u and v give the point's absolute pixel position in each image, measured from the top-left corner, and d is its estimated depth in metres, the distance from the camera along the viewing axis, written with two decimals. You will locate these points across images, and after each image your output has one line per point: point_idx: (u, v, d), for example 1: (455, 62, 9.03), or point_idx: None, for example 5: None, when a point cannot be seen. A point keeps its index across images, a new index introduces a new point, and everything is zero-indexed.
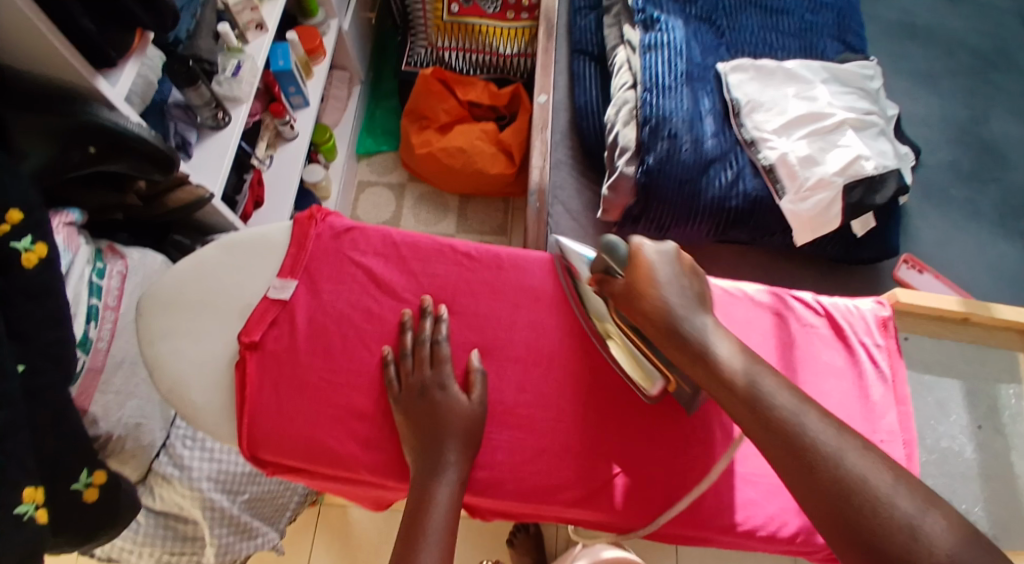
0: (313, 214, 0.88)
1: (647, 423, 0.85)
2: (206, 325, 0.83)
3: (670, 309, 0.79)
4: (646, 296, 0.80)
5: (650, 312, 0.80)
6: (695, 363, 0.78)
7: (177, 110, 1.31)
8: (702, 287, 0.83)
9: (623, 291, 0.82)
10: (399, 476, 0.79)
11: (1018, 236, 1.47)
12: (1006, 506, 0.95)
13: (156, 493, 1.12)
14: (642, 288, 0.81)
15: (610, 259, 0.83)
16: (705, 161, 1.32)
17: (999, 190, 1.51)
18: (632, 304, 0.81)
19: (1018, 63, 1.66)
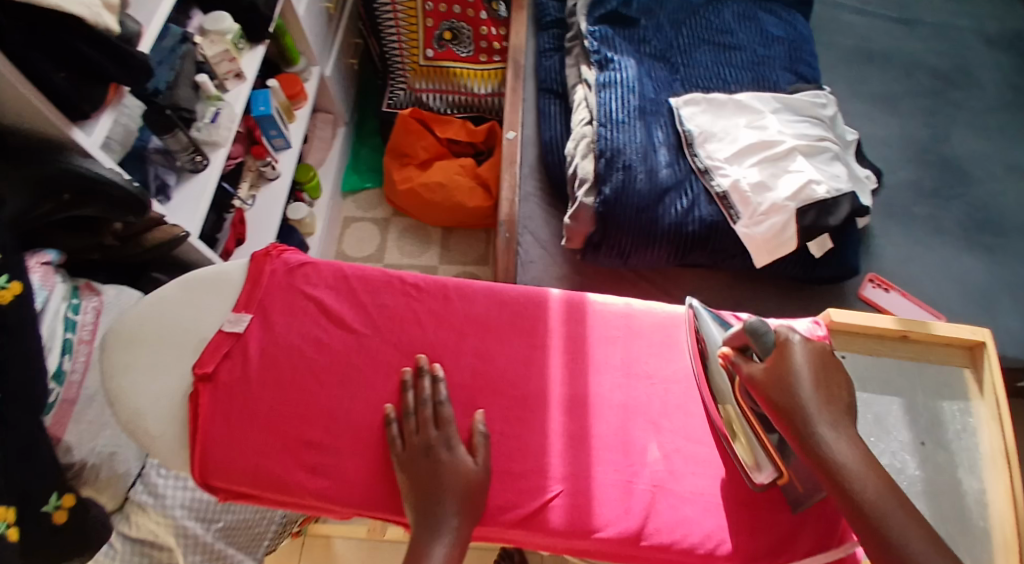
0: (268, 251, 0.93)
1: (738, 484, 0.85)
2: (163, 357, 0.88)
3: (806, 412, 0.77)
4: (784, 394, 0.78)
5: (787, 410, 0.78)
6: (819, 468, 0.76)
7: (157, 155, 1.35)
8: (847, 390, 0.79)
9: (761, 381, 0.80)
10: (344, 500, 0.82)
11: (983, 249, 1.49)
12: (955, 521, 0.93)
13: (132, 521, 1.17)
14: (781, 384, 0.79)
15: (752, 341, 0.81)
16: (660, 190, 1.37)
17: (962, 206, 1.54)
18: (766, 396, 0.79)
19: (977, 81, 1.70)
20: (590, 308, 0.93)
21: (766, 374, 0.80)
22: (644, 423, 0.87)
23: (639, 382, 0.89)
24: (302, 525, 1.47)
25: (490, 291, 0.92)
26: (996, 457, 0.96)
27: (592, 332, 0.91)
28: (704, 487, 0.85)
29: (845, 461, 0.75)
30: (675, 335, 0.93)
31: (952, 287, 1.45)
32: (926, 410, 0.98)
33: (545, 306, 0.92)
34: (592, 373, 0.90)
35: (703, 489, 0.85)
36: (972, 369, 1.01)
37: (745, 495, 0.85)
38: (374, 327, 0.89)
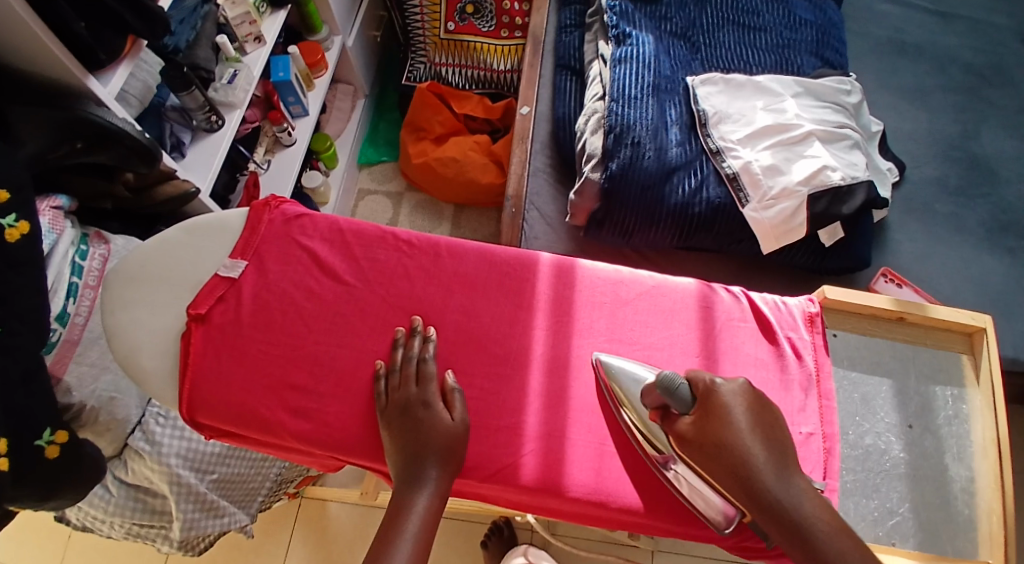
0: (268, 201, 0.94)
1: None
2: (160, 297, 0.89)
3: (753, 459, 0.75)
4: (721, 441, 0.76)
5: (727, 457, 0.75)
6: (771, 519, 0.74)
7: (173, 113, 1.31)
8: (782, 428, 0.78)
9: (692, 433, 0.78)
10: (324, 446, 0.84)
11: (1003, 249, 1.46)
12: (937, 510, 0.92)
13: (129, 466, 1.21)
14: (715, 431, 0.77)
15: (669, 398, 0.80)
16: (669, 168, 1.36)
17: (987, 206, 1.50)
18: (705, 448, 0.77)
19: (1014, 78, 1.65)
20: (580, 272, 0.93)
21: (704, 419, 0.78)
22: None
23: (622, 348, 0.89)
24: (298, 486, 1.49)
25: (481, 250, 0.93)
26: (987, 447, 0.95)
27: (580, 296, 0.92)
28: None
29: (802, 507, 0.73)
30: (662, 303, 0.92)
31: (969, 285, 1.41)
32: (917, 396, 0.97)
33: (536, 268, 0.92)
34: (578, 336, 0.90)
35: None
36: (970, 355, 0.99)
37: None
38: (366, 279, 0.90)
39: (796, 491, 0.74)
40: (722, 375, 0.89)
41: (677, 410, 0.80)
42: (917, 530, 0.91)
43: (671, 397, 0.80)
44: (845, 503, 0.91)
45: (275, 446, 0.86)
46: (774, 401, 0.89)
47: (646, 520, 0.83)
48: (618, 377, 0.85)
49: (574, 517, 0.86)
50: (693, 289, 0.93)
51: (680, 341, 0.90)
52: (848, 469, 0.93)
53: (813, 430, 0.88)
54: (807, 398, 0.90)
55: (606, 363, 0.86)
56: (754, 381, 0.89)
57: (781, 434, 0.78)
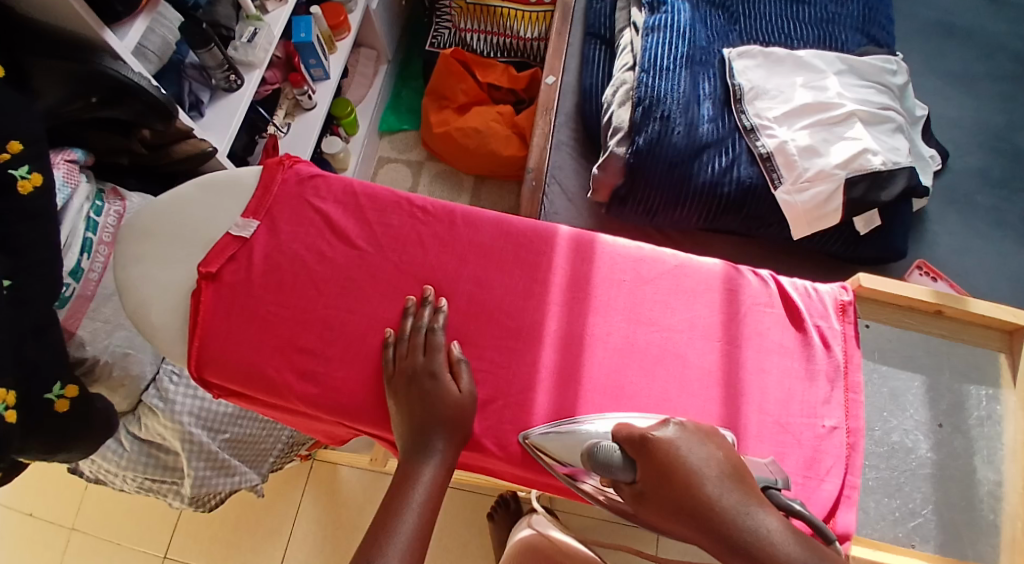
0: (282, 160, 0.91)
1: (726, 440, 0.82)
2: (171, 253, 0.88)
3: (707, 508, 0.64)
4: (679, 499, 0.66)
5: (690, 517, 0.65)
6: None
7: (192, 71, 1.29)
8: (741, 465, 0.68)
9: (650, 498, 0.68)
10: (331, 412, 0.82)
11: None
12: (961, 511, 0.88)
13: (142, 422, 1.22)
14: (670, 488, 0.67)
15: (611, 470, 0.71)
16: (699, 145, 1.32)
17: None
18: (662, 511, 0.67)
19: None
20: (600, 247, 0.90)
21: (650, 476, 0.68)
22: (641, 368, 0.84)
23: (641, 328, 0.86)
24: (310, 448, 1.49)
25: (499, 221, 0.90)
26: (1018, 449, 0.90)
27: (599, 273, 0.88)
28: None
29: (787, 549, 0.62)
30: (684, 284, 0.88)
31: (1007, 281, 1.35)
32: (948, 393, 0.93)
33: (554, 242, 0.90)
34: (595, 313, 0.87)
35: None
36: (1008, 354, 0.94)
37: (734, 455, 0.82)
38: (379, 245, 0.88)
39: (762, 530, 0.63)
40: (744, 361, 0.86)
41: (622, 472, 0.71)
42: (937, 533, 0.88)
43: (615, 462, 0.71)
44: (865, 502, 0.88)
45: (282, 409, 0.85)
46: (795, 391, 0.85)
47: None
48: (552, 448, 0.78)
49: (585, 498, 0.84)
50: (717, 271, 0.89)
51: (700, 323, 0.87)
52: (872, 466, 0.90)
53: (836, 422, 0.85)
54: (832, 390, 0.86)
55: (534, 436, 0.79)
56: (776, 369, 0.86)
57: (739, 471, 0.68)
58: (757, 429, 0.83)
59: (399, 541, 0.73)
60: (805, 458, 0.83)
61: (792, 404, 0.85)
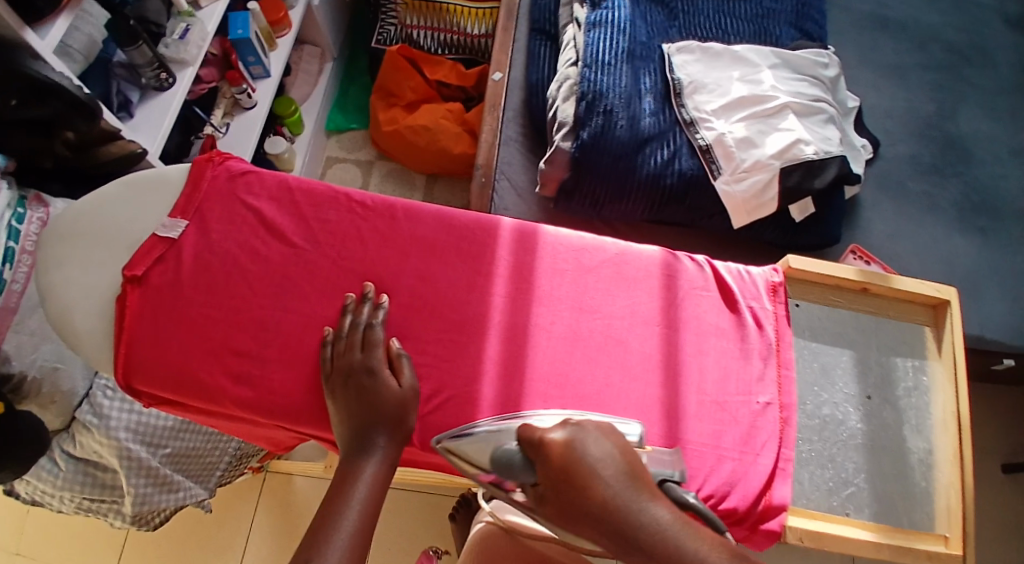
0: (211, 156, 0.88)
1: (666, 422, 0.82)
2: (95, 256, 0.84)
3: (604, 510, 0.62)
4: (572, 496, 0.64)
5: (585, 513, 0.63)
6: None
7: (120, 70, 1.25)
8: (636, 458, 0.67)
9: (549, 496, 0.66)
10: (268, 414, 0.80)
11: (974, 230, 1.44)
12: (891, 484, 0.86)
13: (77, 440, 1.18)
14: (567, 487, 0.64)
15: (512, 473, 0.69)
16: (641, 139, 1.32)
17: (960, 184, 1.49)
18: (562, 514, 0.65)
19: (993, 58, 1.62)
20: (542, 237, 0.89)
21: (547, 480, 0.66)
22: (585, 356, 0.84)
23: (584, 317, 0.86)
24: (261, 461, 1.45)
25: (439, 214, 0.89)
26: (946, 420, 0.89)
27: (541, 263, 0.88)
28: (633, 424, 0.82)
29: (681, 539, 0.61)
30: (624, 270, 0.88)
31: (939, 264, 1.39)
32: (877, 367, 0.90)
33: (495, 233, 0.88)
34: (538, 303, 0.86)
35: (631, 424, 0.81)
36: (933, 329, 0.93)
37: (674, 436, 0.81)
38: (315, 242, 0.85)
39: (658, 526, 0.61)
40: (683, 343, 0.86)
41: (523, 475, 0.69)
42: (874, 505, 0.85)
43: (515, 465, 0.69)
44: (801, 473, 0.85)
45: (218, 414, 0.82)
46: (733, 370, 0.86)
47: None
48: (464, 447, 0.75)
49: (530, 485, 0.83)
50: (657, 257, 0.89)
51: (642, 309, 0.86)
52: (806, 438, 0.87)
53: (772, 399, 0.85)
54: (766, 367, 0.86)
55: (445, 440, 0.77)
56: (715, 350, 0.86)
57: (634, 464, 0.66)
58: (697, 410, 0.83)
59: (340, 541, 0.71)
60: (743, 435, 0.83)
61: (729, 383, 0.85)
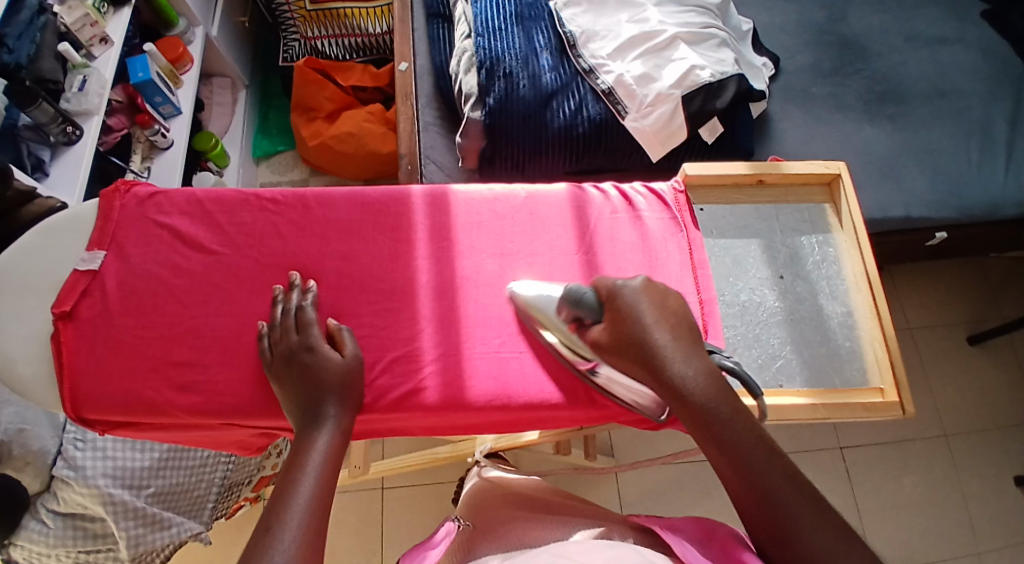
0: (116, 186, 0.90)
1: None
2: (21, 305, 0.85)
3: (648, 352, 0.74)
4: (626, 342, 0.76)
5: (632, 359, 0.75)
6: (676, 407, 0.73)
7: (28, 132, 1.25)
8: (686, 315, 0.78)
9: (606, 338, 0.77)
10: (218, 413, 0.82)
11: (885, 118, 1.44)
12: (815, 347, 0.91)
13: (59, 496, 1.20)
14: (622, 333, 0.76)
15: (579, 310, 0.79)
16: (546, 95, 1.33)
17: (863, 80, 1.49)
18: (615, 356, 0.77)
19: None
20: (453, 197, 0.92)
21: (607, 333, 0.77)
22: (513, 296, 0.88)
23: (507, 261, 0.89)
24: (257, 489, 1.42)
25: (350, 194, 0.91)
26: (858, 281, 0.94)
27: (456, 220, 0.91)
28: None
29: (699, 395, 0.72)
30: (536, 212, 0.92)
31: (857, 158, 1.40)
32: (783, 248, 0.96)
33: (407, 202, 0.91)
34: (461, 257, 0.89)
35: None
36: (832, 203, 0.98)
37: None
38: (235, 245, 0.88)
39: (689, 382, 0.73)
40: (601, 265, 0.90)
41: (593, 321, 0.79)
42: (802, 369, 0.89)
43: (583, 308, 0.79)
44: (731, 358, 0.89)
45: (173, 426, 0.84)
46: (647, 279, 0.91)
47: (553, 410, 0.84)
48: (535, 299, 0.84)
49: (485, 426, 0.87)
50: (564, 193, 0.94)
51: (559, 244, 0.91)
52: (730, 324, 0.91)
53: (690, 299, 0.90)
54: (683, 272, 0.91)
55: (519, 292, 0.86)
56: (632, 266, 0.91)
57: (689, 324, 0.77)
58: None
59: (299, 501, 0.69)
60: None
61: None
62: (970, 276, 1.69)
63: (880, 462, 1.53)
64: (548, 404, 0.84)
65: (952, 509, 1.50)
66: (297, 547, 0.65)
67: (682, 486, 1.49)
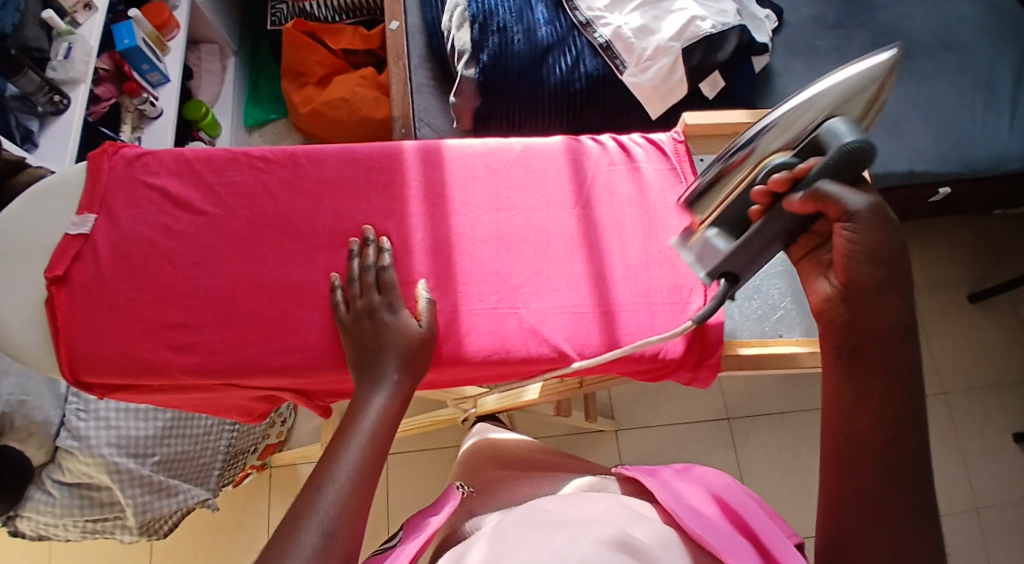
0: (104, 147, 0.88)
1: (596, 290, 0.86)
2: (13, 270, 0.84)
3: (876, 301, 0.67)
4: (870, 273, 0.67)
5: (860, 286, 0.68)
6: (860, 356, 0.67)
7: (15, 102, 1.23)
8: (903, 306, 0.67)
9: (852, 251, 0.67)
10: (215, 374, 0.82)
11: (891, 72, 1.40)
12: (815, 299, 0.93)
13: (64, 466, 1.21)
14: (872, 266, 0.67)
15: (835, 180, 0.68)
16: (541, 50, 1.29)
17: (866, 33, 1.45)
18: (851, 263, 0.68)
19: None
20: (447, 152, 0.91)
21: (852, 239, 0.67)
22: (511, 251, 0.87)
23: (504, 216, 0.88)
24: (262, 457, 1.45)
25: (341, 151, 0.90)
26: None
27: (450, 175, 0.89)
28: (565, 301, 0.85)
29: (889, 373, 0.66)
30: (532, 164, 0.91)
31: None
32: None
33: (400, 157, 0.90)
34: (456, 213, 0.88)
35: (565, 302, 0.85)
36: None
37: (606, 303, 0.85)
38: (225, 205, 0.87)
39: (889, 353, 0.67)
40: (600, 218, 0.89)
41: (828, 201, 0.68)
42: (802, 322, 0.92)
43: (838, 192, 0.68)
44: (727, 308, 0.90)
45: (171, 388, 0.84)
46: (644, 230, 0.89)
47: (554, 364, 0.84)
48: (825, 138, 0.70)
49: (484, 382, 0.87)
50: (560, 145, 0.92)
51: (556, 197, 0.90)
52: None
53: None
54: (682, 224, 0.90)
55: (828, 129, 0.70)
56: (630, 219, 0.90)
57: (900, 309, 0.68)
58: (623, 275, 0.87)
59: (347, 462, 0.70)
60: (670, 287, 0.87)
61: (648, 245, 0.88)
62: (973, 233, 1.67)
63: None
64: (546, 359, 0.83)
65: (952, 467, 1.50)
66: (342, 508, 0.67)
67: (686, 448, 1.49)
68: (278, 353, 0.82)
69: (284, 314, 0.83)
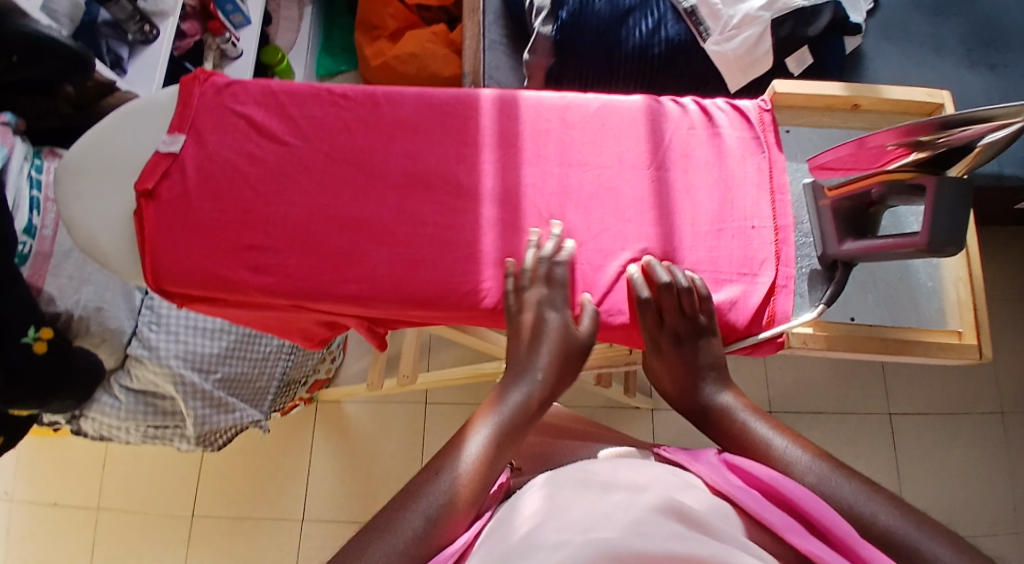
0: (195, 74, 0.92)
1: (664, 253, 0.87)
2: (107, 185, 0.88)
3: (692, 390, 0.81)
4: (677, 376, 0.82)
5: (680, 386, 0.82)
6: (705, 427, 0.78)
7: (106, 29, 1.28)
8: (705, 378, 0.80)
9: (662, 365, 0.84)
10: (288, 295, 0.85)
11: (986, 64, 1.35)
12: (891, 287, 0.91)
13: (132, 373, 1.27)
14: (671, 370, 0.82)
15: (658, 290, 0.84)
16: (622, 11, 1.27)
17: (965, 21, 1.37)
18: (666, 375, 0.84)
19: None
20: (523, 103, 0.91)
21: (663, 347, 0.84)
22: (579, 208, 0.88)
23: (574, 171, 0.89)
24: (310, 391, 1.51)
25: (419, 94, 0.91)
26: None
27: (524, 126, 0.90)
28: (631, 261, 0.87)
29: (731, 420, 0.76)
30: (607, 123, 0.91)
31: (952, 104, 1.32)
32: None
33: (476, 105, 0.91)
34: (527, 165, 0.89)
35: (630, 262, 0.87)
36: None
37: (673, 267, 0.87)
38: (307, 137, 0.89)
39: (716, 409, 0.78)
40: (673, 182, 0.90)
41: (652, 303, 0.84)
42: (883, 311, 0.90)
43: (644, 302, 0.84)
44: (800, 286, 0.89)
45: (247, 305, 0.88)
46: (719, 198, 0.89)
47: (617, 323, 0.86)
48: (995, 135, 0.76)
49: None
50: (639, 105, 0.92)
51: (629, 156, 0.90)
52: (806, 253, 0.90)
53: (763, 223, 0.89)
54: (760, 194, 0.90)
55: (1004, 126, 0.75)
56: (705, 184, 0.90)
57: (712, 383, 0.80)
58: (692, 240, 0.88)
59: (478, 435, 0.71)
60: (739, 255, 0.88)
61: (723, 213, 0.89)
62: None
63: (925, 425, 1.52)
64: (608, 315, 0.85)
65: (991, 477, 1.49)
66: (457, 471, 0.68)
67: None
68: (348, 280, 0.85)
69: (356, 248, 0.86)
